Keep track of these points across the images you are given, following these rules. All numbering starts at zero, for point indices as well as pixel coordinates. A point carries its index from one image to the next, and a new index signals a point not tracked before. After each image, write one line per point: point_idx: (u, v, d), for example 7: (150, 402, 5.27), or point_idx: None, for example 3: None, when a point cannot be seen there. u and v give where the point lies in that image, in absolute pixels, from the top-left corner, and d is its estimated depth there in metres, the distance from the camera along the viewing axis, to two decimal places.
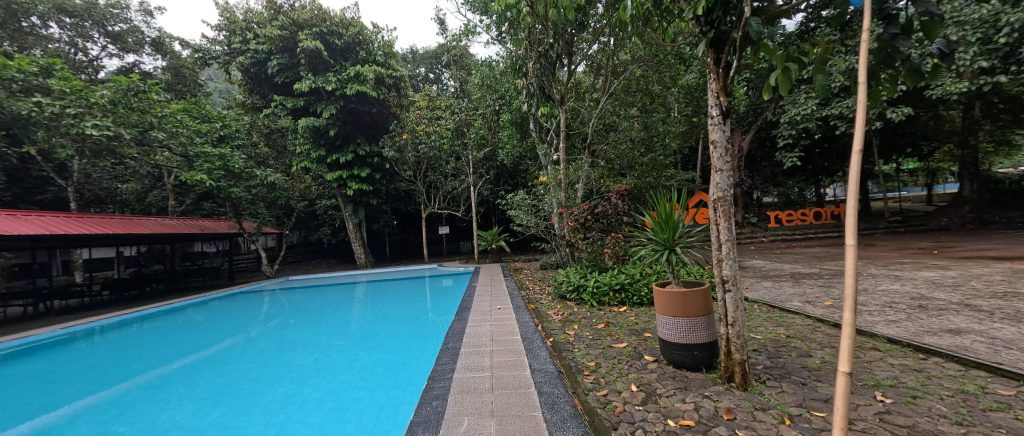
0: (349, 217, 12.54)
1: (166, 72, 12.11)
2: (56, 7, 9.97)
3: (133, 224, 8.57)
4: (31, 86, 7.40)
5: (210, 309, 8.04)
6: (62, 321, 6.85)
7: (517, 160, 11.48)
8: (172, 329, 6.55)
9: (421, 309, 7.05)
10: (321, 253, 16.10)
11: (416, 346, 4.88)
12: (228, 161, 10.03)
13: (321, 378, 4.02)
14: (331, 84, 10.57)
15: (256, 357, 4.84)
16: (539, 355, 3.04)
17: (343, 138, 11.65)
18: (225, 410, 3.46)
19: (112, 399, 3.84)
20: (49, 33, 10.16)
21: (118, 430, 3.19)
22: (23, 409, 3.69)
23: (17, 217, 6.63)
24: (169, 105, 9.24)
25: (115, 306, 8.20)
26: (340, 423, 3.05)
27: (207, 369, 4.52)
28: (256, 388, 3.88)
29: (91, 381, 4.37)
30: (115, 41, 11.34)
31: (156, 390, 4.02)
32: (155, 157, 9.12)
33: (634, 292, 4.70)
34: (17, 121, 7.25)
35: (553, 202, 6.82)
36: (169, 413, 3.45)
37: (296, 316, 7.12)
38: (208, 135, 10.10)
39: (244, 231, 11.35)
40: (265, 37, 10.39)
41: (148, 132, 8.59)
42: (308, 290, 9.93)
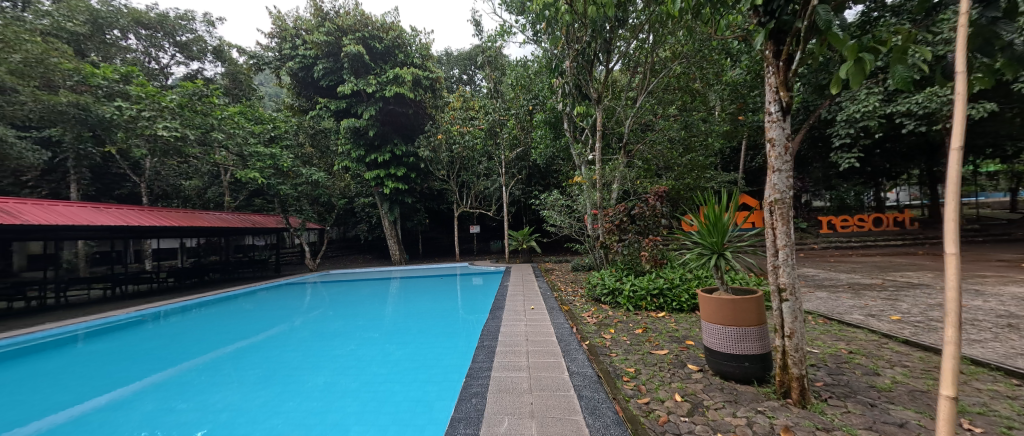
0: (385, 215, 12.99)
1: (225, 78, 13.12)
2: (134, 20, 11.04)
3: (194, 217, 9.32)
4: (113, 91, 8.32)
5: (258, 299, 8.60)
6: (134, 304, 7.58)
7: (549, 160, 11.40)
8: (225, 316, 7.08)
9: (451, 307, 7.16)
10: (358, 249, 16.78)
11: (448, 342, 4.97)
12: (279, 160, 10.49)
13: (358, 369, 4.16)
14: (372, 86, 11.02)
15: (298, 346, 5.11)
16: (576, 358, 2.98)
17: (381, 139, 12.15)
18: (270, 394, 3.67)
19: (174, 378, 4.18)
20: (128, 43, 11.28)
21: (179, 406, 3.47)
22: (100, 383, 4.11)
23: (101, 210, 7.45)
24: (227, 108, 10.02)
25: (178, 292, 8.96)
26: (376, 414, 3.13)
27: (255, 355, 4.83)
28: (298, 375, 4.09)
29: (156, 360, 4.79)
30: (182, 50, 12.46)
31: (211, 372, 4.33)
32: (215, 156, 9.92)
33: (674, 297, 4.49)
34: (102, 123, 8.23)
35: (587, 203, 6.71)
36: (221, 395, 3.69)
37: (334, 309, 7.45)
38: (261, 136, 10.84)
39: (289, 226, 12.06)
40: (312, 43, 10.98)
41: (209, 133, 9.34)
42: (346, 284, 10.37)
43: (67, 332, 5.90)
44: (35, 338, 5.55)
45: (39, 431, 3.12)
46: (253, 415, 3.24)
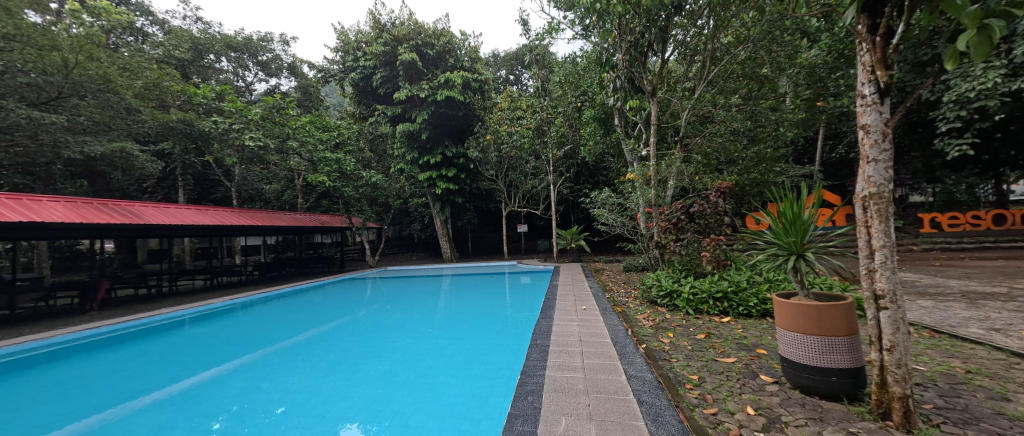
0: (437, 214, 13.53)
1: (298, 91, 14.52)
2: (226, 45, 12.63)
3: (273, 217, 10.40)
4: (212, 108, 9.87)
5: (326, 292, 9.40)
6: (228, 294, 8.66)
7: (599, 157, 11.12)
8: (299, 307, 7.84)
9: (501, 304, 7.25)
10: (413, 247, 17.68)
11: (499, 339, 5.04)
12: (342, 164, 11.33)
13: (415, 361, 4.36)
14: (424, 91, 11.52)
15: (361, 337, 5.49)
16: (634, 361, 2.87)
17: (434, 141, 12.66)
18: (339, 379, 3.98)
19: (259, 360, 4.71)
20: (221, 66, 12.92)
21: (263, 386, 3.89)
22: (202, 361, 4.74)
23: (202, 211, 8.63)
24: (300, 118, 11.08)
25: (261, 284, 10.09)
26: (434, 405, 3.26)
27: (324, 343, 5.27)
28: (362, 363, 4.40)
29: (245, 344, 5.43)
30: (263, 68, 14.00)
31: (289, 356, 4.81)
32: (290, 162, 11.02)
33: (740, 301, 4.15)
34: (203, 137, 9.94)
35: (640, 200, 6.45)
36: (297, 377, 4.08)
37: (392, 303, 7.92)
38: (328, 142, 11.83)
39: (352, 225, 13.02)
40: (371, 54, 11.73)
41: (286, 141, 10.41)
42: (403, 280, 10.97)
43: (177, 316, 6.89)
44: (154, 320, 6.55)
45: (158, 399, 3.67)
46: (325, 398, 3.53)
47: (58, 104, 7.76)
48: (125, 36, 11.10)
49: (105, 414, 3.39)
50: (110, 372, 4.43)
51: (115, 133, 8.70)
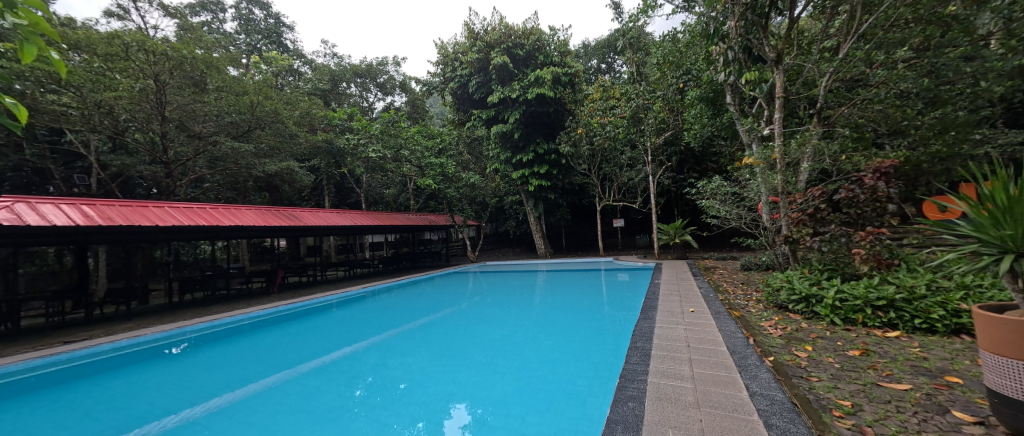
0: (531, 211, 13.83)
1: (408, 105, 16.46)
2: (353, 72, 15.01)
3: (391, 217, 12.14)
4: (345, 127, 12.49)
5: (435, 284, 10.46)
6: (361, 283, 10.33)
7: (707, 141, 9.91)
8: (414, 297, 8.88)
9: (597, 302, 7.06)
10: (509, 243, 18.45)
11: (596, 337, 4.91)
12: (445, 168, 12.40)
13: (514, 354, 4.54)
14: (516, 91, 11.83)
15: (466, 327, 5.95)
16: (758, 376, 2.47)
17: (526, 140, 12.93)
18: (447, 364, 4.39)
19: (385, 341, 5.48)
20: (351, 91, 15.42)
21: (388, 364, 4.53)
22: (344, 339, 5.74)
23: (340, 214, 10.59)
24: (410, 129, 12.52)
25: (385, 275, 11.76)
26: (532, 398, 3.34)
27: (435, 331, 5.87)
28: (467, 352, 4.77)
29: (374, 327, 6.38)
30: (381, 89, 16.23)
31: (407, 340, 5.49)
32: (403, 168, 12.56)
33: (916, 311, 3.22)
34: (339, 153, 12.60)
35: (760, 190, 5.55)
36: (414, 359, 4.63)
37: (491, 296, 8.42)
38: (433, 149, 13.10)
39: (454, 223, 14.20)
40: (467, 63, 12.56)
41: (399, 151, 11.89)
42: (501, 275, 11.53)
43: (326, 300, 8.50)
44: (312, 302, 8.20)
45: (316, 366, 4.58)
46: (436, 379, 3.93)
47: (247, 136, 10.24)
48: (287, 77, 14.12)
49: (282, 374, 4.36)
50: (285, 342, 5.70)
51: (282, 154, 11.08)
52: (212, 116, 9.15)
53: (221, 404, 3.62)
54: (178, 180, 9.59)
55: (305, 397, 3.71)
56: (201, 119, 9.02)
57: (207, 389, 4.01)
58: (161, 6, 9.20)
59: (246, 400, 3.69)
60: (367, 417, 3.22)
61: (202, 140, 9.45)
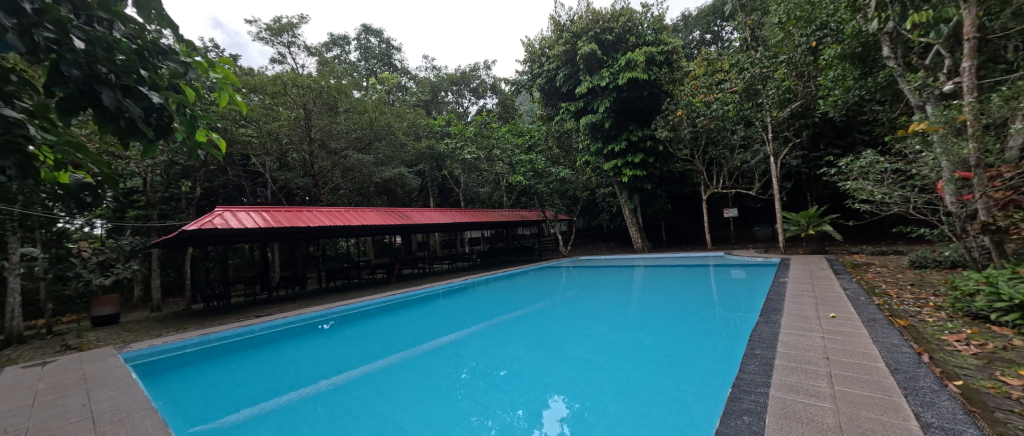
0: (626, 203, 13.15)
1: (499, 106, 17.22)
2: (450, 82, 16.31)
3: (487, 215, 13.01)
4: (444, 133, 13.68)
5: (529, 278, 10.75)
6: (462, 275, 11.23)
7: (851, 108, 8.07)
8: (510, 289, 9.28)
9: (705, 300, 6.37)
10: (603, 237, 17.92)
11: (704, 340, 4.44)
12: (535, 163, 12.58)
13: (610, 351, 4.41)
14: (605, 79, 11.27)
15: (560, 321, 5.98)
16: (937, 405, 1.92)
17: (617, 128, 12.30)
18: (543, 356, 4.49)
19: (484, 330, 5.86)
20: (449, 99, 16.80)
21: (488, 352, 4.81)
22: (450, 326, 6.32)
23: (443, 213, 11.67)
24: (501, 129, 13.06)
25: (483, 269, 12.56)
26: (631, 398, 3.21)
27: (530, 323, 6.04)
28: (562, 346, 4.78)
29: (475, 316, 6.88)
30: (475, 93, 17.27)
31: (504, 330, 5.78)
32: (496, 167, 13.18)
33: None
34: (439, 157, 13.85)
35: (938, 165, 4.28)
36: (511, 349, 4.83)
37: (585, 291, 8.29)
38: (523, 146, 13.43)
39: (546, 218, 14.37)
40: (554, 57, 12.48)
41: (492, 151, 12.51)
42: (594, 270, 11.26)
43: (433, 290, 9.45)
44: (422, 291, 9.23)
45: (427, 349, 5.13)
46: (532, 370, 4.06)
47: (368, 149, 11.90)
48: (397, 93, 16.09)
49: (400, 354, 4.99)
50: (403, 326, 6.53)
51: (395, 162, 12.64)
52: (342, 134, 10.93)
53: (356, 375, 4.32)
54: (321, 189, 11.72)
55: (419, 375, 4.18)
56: (336, 137, 10.87)
57: (347, 361, 4.83)
58: (305, 48, 11.29)
59: (375, 373, 4.34)
60: (470, 400, 3.48)
61: (336, 155, 11.32)
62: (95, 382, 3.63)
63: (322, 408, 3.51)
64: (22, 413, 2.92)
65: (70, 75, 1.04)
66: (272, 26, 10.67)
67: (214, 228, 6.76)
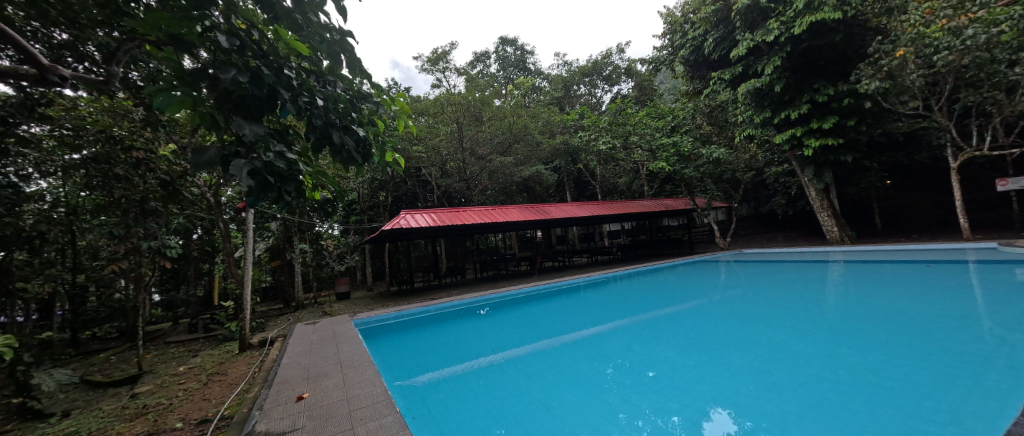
0: (811, 183, 10.50)
1: (635, 90, 16.19)
2: (582, 74, 16.25)
3: (627, 206, 12.47)
4: (579, 126, 13.55)
5: (679, 272, 9.77)
6: (603, 269, 11.07)
7: None
8: (657, 284, 8.62)
9: (955, 310, 4.56)
10: (776, 226, 14.86)
11: (957, 365, 3.19)
12: (680, 146, 11.30)
13: (794, 365, 3.63)
14: (774, 32, 8.86)
15: (722, 323, 5.25)
16: None
17: (794, 90, 9.83)
18: (701, 360, 4.03)
19: (630, 325, 5.63)
20: (581, 91, 16.81)
21: (633, 349, 4.60)
22: (593, 318, 6.30)
23: (580, 206, 11.74)
24: (639, 114, 12.28)
25: (625, 263, 12.07)
26: (829, 426, 2.58)
27: (683, 322, 5.50)
28: (724, 353, 4.16)
29: (619, 310, 6.66)
30: (608, 81, 16.72)
31: (653, 327, 5.42)
32: (634, 155, 12.38)
33: None
34: (575, 150, 14.01)
35: None
36: (660, 349, 4.49)
37: (754, 290, 6.99)
38: (664, 129, 12.27)
39: (697, 207, 12.78)
40: (700, 21, 10.77)
41: (629, 138, 11.88)
42: (765, 265, 9.43)
43: (574, 282, 9.60)
44: (564, 283, 9.50)
45: (570, 339, 5.24)
46: (689, 374, 3.71)
47: (509, 151, 12.94)
48: (532, 95, 17.03)
49: (546, 341, 5.26)
50: (548, 315, 6.86)
51: (533, 161, 13.36)
52: (488, 140, 12.23)
53: (508, 356, 4.77)
54: (473, 191, 13.38)
55: (564, 363, 4.33)
56: (484, 143, 12.20)
57: (500, 343, 5.39)
58: (456, 70, 13.06)
59: (526, 356, 4.71)
60: (617, 397, 3.39)
61: (483, 160, 12.70)
62: (341, 339, 5.11)
63: (482, 381, 4.01)
64: (309, 354, 4.38)
65: (316, 124, 1.84)
66: (430, 57, 12.78)
67: (402, 227, 8.52)
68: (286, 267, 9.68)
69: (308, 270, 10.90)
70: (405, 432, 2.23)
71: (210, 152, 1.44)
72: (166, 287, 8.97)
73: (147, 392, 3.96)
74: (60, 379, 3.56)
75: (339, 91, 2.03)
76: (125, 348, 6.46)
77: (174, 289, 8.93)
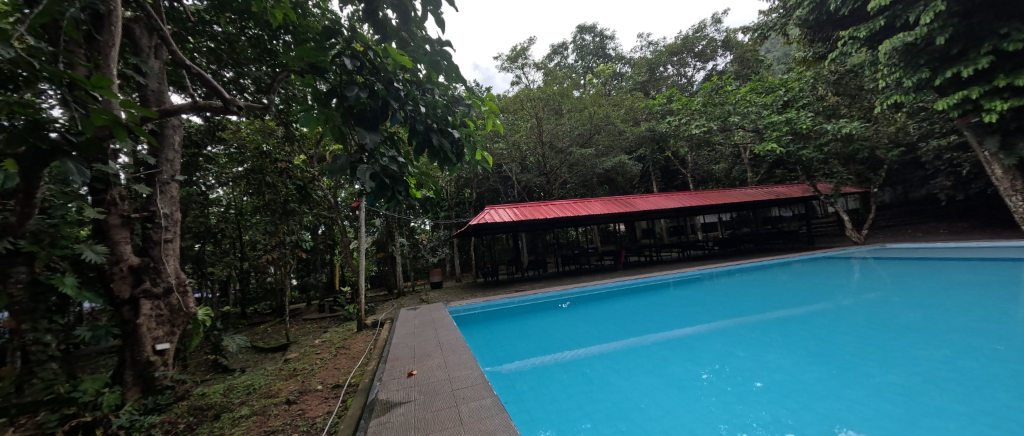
0: (995, 158, 8.09)
1: (735, 64, 14.35)
2: (669, 53, 15.00)
3: (726, 195, 11.19)
4: (667, 109, 12.18)
5: (794, 270, 8.45)
6: (698, 265, 10.11)
7: None
8: (765, 283, 7.59)
9: None
10: (935, 215, 11.87)
11: None
12: (795, 124, 9.71)
13: (968, 392, 2.88)
14: None
15: (855, 332, 4.41)
16: None
17: (966, 41, 7.59)
18: (828, 374, 3.45)
19: (732, 328, 5.06)
20: (669, 73, 15.54)
21: (737, 354, 4.13)
22: (686, 317, 5.82)
23: (670, 197, 10.91)
24: (741, 91, 10.87)
25: (724, 258, 10.86)
26: None
27: (801, 328, 4.76)
28: (859, 368, 3.49)
29: (717, 310, 6.03)
30: (700, 57, 15.12)
31: (761, 331, 4.80)
32: (735, 137, 11.01)
33: None
34: (663, 136, 13.02)
35: None
36: (771, 357, 3.95)
37: (902, 295, 5.69)
38: (774, 105, 10.65)
39: (819, 194, 10.85)
40: None
41: (728, 119, 10.60)
42: (920, 264, 7.59)
43: (664, 278, 8.97)
44: (651, 279, 8.95)
45: (661, 338, 4.93)
46: (811, 390, 3.21)
47: (589, 142, 12.62)
48: (613, 82, 16.28)
49: (634, 339, 5.02)
50: (635, 312, 6.54)
51: (615, 151, 12.81)
52: (568, 133, 12.08)
53: (594, 351, 4.69)
54: (553, 185, 13.38)
55: (654, 363, 4.09)
56: (563, 136, 12.07)
57: (584, 337, 5.32)
58: (534, 65, 13.14)
59: (613, 352, 4.57)
60: (717, 406, 3.10)
61: (563, 153, 12.59)
62: (437, 324, 5.60)
63: (568, 374, 4.02)
64: (413, 336, 4.92)
65: (418, 129, 2.01)
66: (510, 55, 13.07)
67: (486, 222, 8.95)
68: (389, 258, 10.94)
69: (406, 261, 12.16)
70: (505, 414, 2.37)
71: (342, 160, 1.68)
72: (301, 273, 10.89)
73: (295, 358, 4.86)
74: (241, 341, 4.55)
75: (437, 97, 2.19)
76: (275, 321, 8.02)
77: (307, 275, 10.78)
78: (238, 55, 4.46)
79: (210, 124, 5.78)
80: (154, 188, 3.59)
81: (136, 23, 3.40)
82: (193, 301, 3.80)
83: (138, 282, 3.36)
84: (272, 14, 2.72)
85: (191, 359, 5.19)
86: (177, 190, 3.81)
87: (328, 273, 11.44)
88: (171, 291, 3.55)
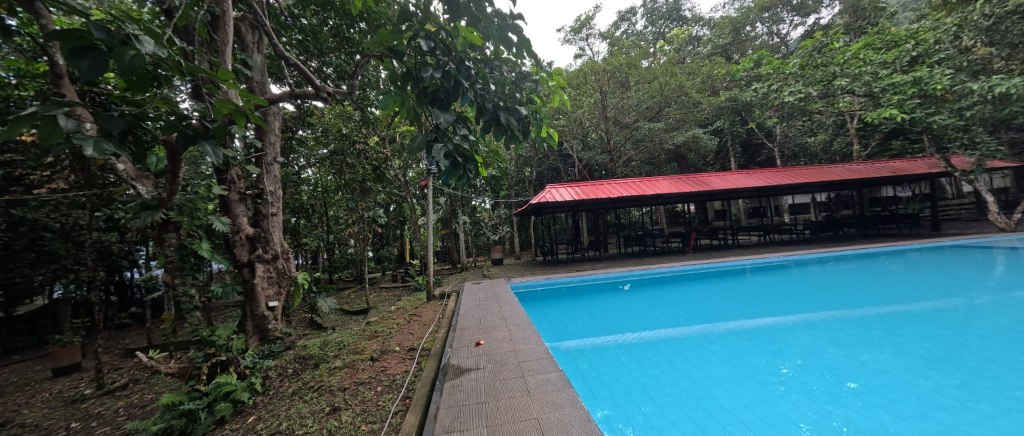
0: None
1: (845, 15, 12.10)
2: (760, 9, 13.15)
3: (822, 172, 9.75)
4: (754, 76, 10.92)
5: (910, 261, 7.18)
6: (784, 250, 9.07)
7: None
8: (868, 274, 6.59)
9: None
10: None
11: None
12: (925, 85, 8.11)
13: None
14: None
15: (995, 336, 3.65)
16: None
17: None
18: (948, 381, 2.96)
19: (822, 321, 4.52)
20: (757, 32, 13.70)
21: (830, 350, 3.68)
22: (766, 307, 5.30)
23: (751, 175, 9.80)
24: (851, 48, 9.25)
25: (817, 244, 9.58)
26: None
27: (916, 327, 4.07)
28: (996, 378, 2.92)
29: (804, 301, 5.40)
30: (800, 11, 13.05)
31: (862, 327, 4.21)
32: (839, 103, 9.49)
33: None
34: (746, 107, 11.65)
35: None
36: (874, 357, 3.45)
37: None
38: (896, 63, 8.90)
39: (952, 169, 8.97)
40: None
41: (832, 82, 9.12)
42: None
43: (740, 264, 8.22)
44: (725, 264, 8.26)
45: (737, 327, 4.57)
46: (925, 397, 2.77)
47: (659, 116, 11.76)
48: (689, 47, 14.80)
49: (705, 326, 4.72)
50: (704, 298, 6.14)
51: (688, 124, 11.78)
52: (636, 106, 11.38)
53: (659, 335, 4.51)
54: (617, 162, 12.77)
55: (727, 352, 3.83)
56: (630, 111, 11.38)
57: (649, 321, 5.12)
58: (600, 35, 12.39)
59: (680, 338, 4.37)
60: (804, 404, 2.82)
61: (629, 128, 11.87)
62: (500, 299, 5.80)
63: (631, 356, 3.94)
64: (478, 308, 5.18)
65: (487, 107, 1.98)
66: (574, 26, 12.46)
67: (547, 201, 8.90)
68: (453, 234, 11.51)
69: (469, 238, 12.65)
70: (573, 390, 2.40)
71: (418, 140, 1.72)
72: (378, 246, 11.97)
73: (375, 322, 5.39)
74: (332, 304, 5.13)
75: (504, 74, 2.13)
76: (357, 288, 8.94)
77: (381, 248, 11.75)
78: (321, 45, 4.86)
79: (300, 111, 6.45)
80: (262, 169, 4.16)
81: (243, 23, 3.87)
82: (294, 266, 4.33)
83: (253, 249, 3.96)
84: (354, 3, 2.89)
85: (293, 316, 6.02)
86: (279, 170, 4.37)
87: (398, 247, 12.35)
88: (278, 257, 4.13)
